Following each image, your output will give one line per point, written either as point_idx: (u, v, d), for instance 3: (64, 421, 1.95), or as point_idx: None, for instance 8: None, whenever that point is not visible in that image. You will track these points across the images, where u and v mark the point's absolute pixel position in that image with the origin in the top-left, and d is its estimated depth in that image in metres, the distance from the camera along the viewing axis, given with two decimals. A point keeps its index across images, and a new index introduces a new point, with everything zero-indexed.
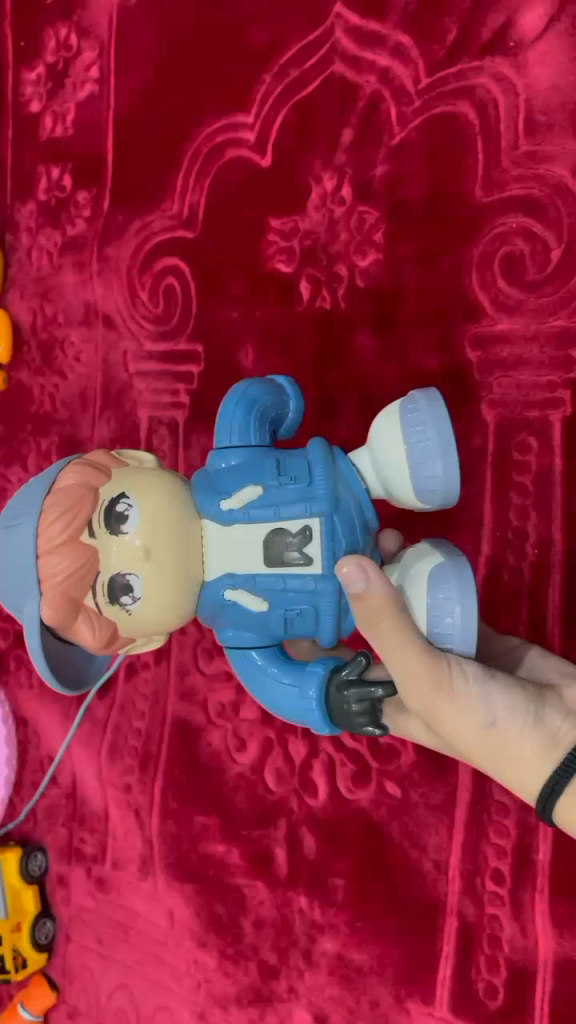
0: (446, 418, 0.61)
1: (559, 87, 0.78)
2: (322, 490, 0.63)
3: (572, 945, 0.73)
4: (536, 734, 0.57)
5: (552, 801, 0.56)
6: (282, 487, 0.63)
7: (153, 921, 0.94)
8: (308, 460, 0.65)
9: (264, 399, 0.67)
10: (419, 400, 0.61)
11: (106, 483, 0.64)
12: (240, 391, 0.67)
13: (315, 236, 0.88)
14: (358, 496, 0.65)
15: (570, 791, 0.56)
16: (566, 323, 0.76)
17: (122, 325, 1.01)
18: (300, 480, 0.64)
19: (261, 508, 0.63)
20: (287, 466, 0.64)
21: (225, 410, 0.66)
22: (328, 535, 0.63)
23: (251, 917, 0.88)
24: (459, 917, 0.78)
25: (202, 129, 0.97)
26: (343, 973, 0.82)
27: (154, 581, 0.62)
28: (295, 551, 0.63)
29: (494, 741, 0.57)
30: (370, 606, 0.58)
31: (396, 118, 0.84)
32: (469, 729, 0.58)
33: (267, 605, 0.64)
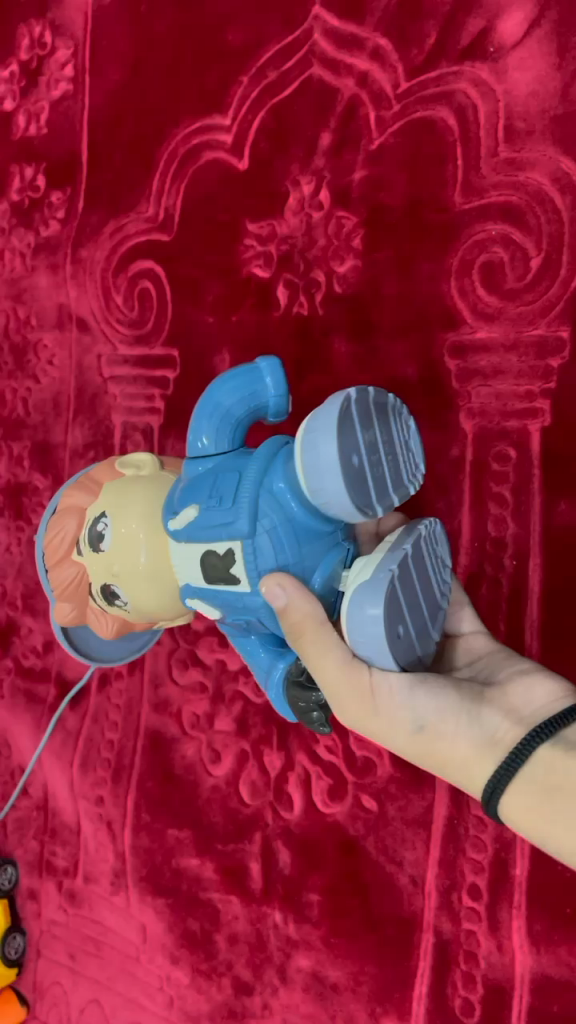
0: (341, 436, 0.53)
1: (538, 94, 0.77)
2: (241, 511, 0.57)
3: (549, 962, 0.72)
4: (471, 733, 0.54)
5: (495, 802, 0.52)
6: (211, 506, 0.59)
7: (126, 936, 0.92)
8: (241, 475, 0.59)
9: (225, 399, 0.62)
10: (322, 412, 0.55)
11: (94, 502, 0.65)
12: (210, 397, 0.62)
13: (292, 241, 0.87)
14: (296, 508, 0.59)
15: (513, 791, 0.51)
16: (545, 332, 0.75)
17: (97, 328, 0.99)
18: (226, 500, 0.58)
19: (195, 528, 0.59)
20: (218, 485, 0.60)
21: (196, 419, 0.63)
22: (251, 556, 0.57)
23: (225, 932, 0.86)
24: (436, 933, 0.77)
25: (179, 129, 0.95)
26: (318, 990, 0.81)
27: (135, 589, 0.62)
28: (223, 572, 0.59)
29: (428, 743, 0.54)
30: (293, 621, 0.56)
31: (374, 122, 0.83)
32: (400, 734, 0.55)
33: (221, 612, 0.62)
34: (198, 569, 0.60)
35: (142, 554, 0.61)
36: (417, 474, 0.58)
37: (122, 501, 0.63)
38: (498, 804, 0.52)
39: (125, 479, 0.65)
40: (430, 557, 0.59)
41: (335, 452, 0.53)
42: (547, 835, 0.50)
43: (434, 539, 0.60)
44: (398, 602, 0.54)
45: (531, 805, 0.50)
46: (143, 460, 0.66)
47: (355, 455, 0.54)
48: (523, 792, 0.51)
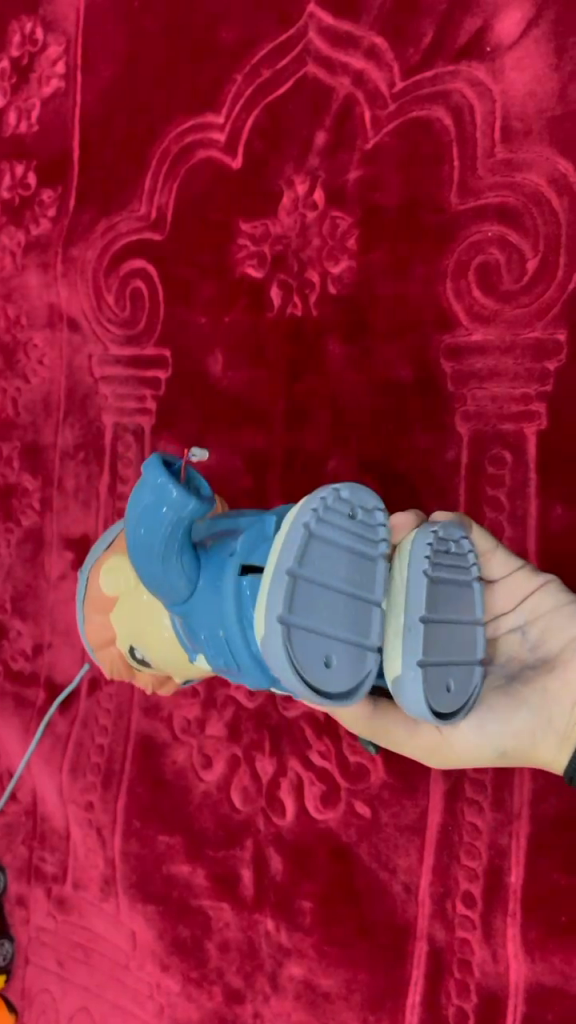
0: (302, 660, 0.47)
1: (536, 94, 0.76)
2: (252, 671, 0.55)
3: (544, 971, 0.71)
4: (543, 734, 0.58)
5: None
6: (223, 660, 0.57)
7: (115, 944, 0.91)
8: (223, 623, 0.54)
9: (153, 550, 0.54)
10: (273, 650, 0.47)
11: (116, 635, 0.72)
12: (137, 548, 0.55)
13: (286, 241, 0.86)
14: None
15: None
16: (542, 334, 0.74)
17: (88, 328, 0.98)
18: (230, 654, 0.55)
19: (223, 668, 0.58)
20: (210, 635, 0.56)
21: (142, 570, 0.56)
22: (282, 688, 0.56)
23: (216, 940, 0.85)
24: (429, 941, 0.76)
25: (172, 128, 0.94)
26: (310, 998, 0.80)
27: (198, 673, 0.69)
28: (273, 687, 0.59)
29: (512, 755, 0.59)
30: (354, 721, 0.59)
31: (370, 121, 0.82)
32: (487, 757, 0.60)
33: None
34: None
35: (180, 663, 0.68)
36: (379, 536, 0.52)
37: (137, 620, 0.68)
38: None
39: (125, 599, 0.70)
40: (441, 567, 0.53)
41: (309, 682, 0.47)
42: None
43: (445, 543, 0.54)
44: (435, 671, 0.51)
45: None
46: (126, 571, 0.70)
47: (326, 659, 0.48)
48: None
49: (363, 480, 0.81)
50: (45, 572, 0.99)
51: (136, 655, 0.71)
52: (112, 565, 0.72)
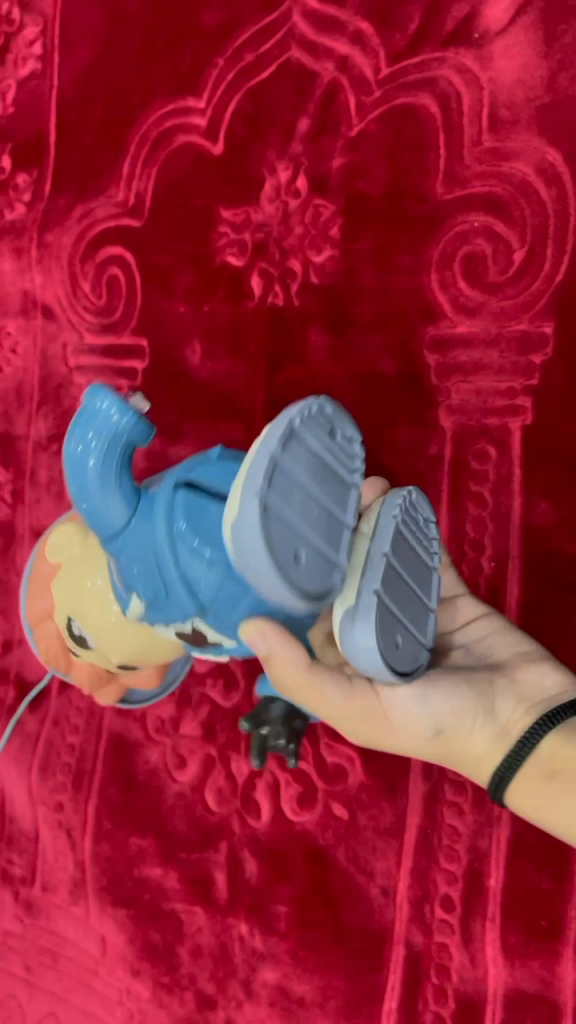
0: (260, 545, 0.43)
1: (525, 82, 0.75)
2: (188, 599, 0.52)
3: (524, 976, 0.70)
4: (484, 725, 0.54)
5: (504, 785, 0.53)
6: (158, 600, 0.53)
7: (84, 948, 0.89)
8: (161, 550, 0.52)
9: (90, 478, 0.52)
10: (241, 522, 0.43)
11: (58, 612, 0.67)
12: (72, 467, 0.52)
13: (267, 229, 0.84)
14: None
15: (524, 772, 0.53)
16: (528, 327, 0.72)
17: (62, 316, 0.95)
18: (168, 589, 0.52)
19: (155, 616, 0.55)
20: (144, 571, 0.53)
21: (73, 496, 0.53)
22: (221, 626, 0.53)
23: (188, 944, 0.83)
24: (406, 946, 0.74)
25: (150, 112, 0.92)
26: (284, 1004, 0.78)
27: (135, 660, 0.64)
28: (197, 639, 0.55)
29: (443, 752, 0.55)
30: (281, 668, 0.53)
31: (355, 108, 0.80)
32: (415, 746, 0.55)
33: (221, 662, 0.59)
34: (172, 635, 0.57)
35: (120, 644, 0.62)
36: (356, 464, 0.49)
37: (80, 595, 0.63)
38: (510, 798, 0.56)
39: (68, 568, 0.66)
40: (408, 531, 0.52)
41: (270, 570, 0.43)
42: (551, 818, 0.52)
43: (415, 511, 0.53)
44: (390, 617, 0.48)
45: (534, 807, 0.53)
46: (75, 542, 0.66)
47: (296, 556, 0.44)
48: (528, 782, 0.53)
49: None
50: (16, 568, 0.97)
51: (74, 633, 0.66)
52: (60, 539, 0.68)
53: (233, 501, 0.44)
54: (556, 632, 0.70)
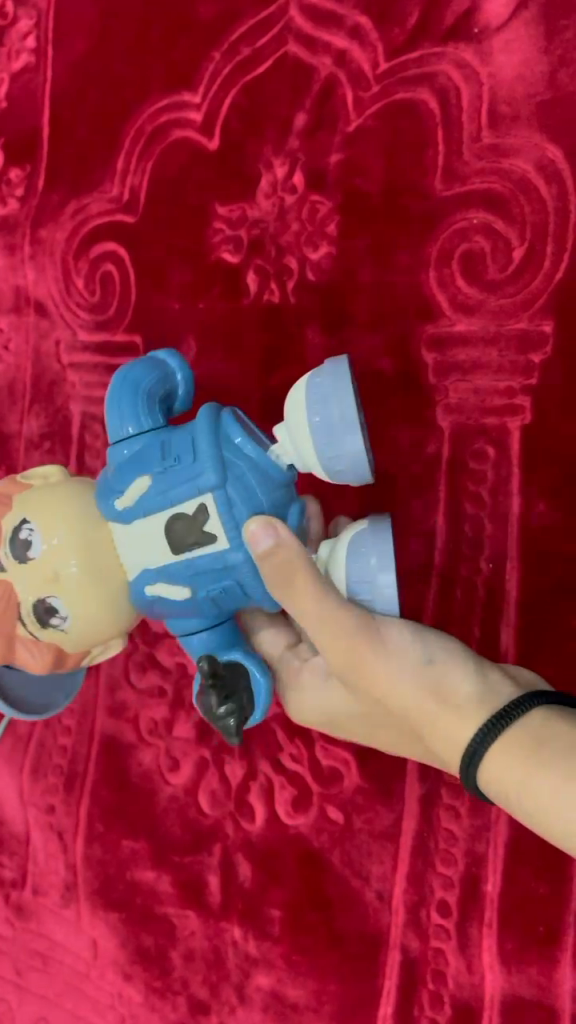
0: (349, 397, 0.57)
1: (525, 78, 0.74)
2: (208, 463, 0.58)
3: (521, 982, 0.69)
4: (473, 680, 0.55)
5: (481, 748, 0.50)
6: (169, 473, 0.59)
7: (75, 952, 0.88)
8: (193, 436, 0.60)
9: (139, 391, 0.63)
10: (325, 376, 0.58)
11: (7, 510, 0.62)
12: (123, 380, 0.63)
13: (264, 226, 0.83)
14: (255, 452, 0.60)
15: (502, 740, 0.50)
16: (527, 326, 0.72)
17: (55, 312, 0.94)
18: (184, 464, 0.59)
19: (155, 498, 0.59)
20: (164, 457, 0.60)
21: (112, 399, 0.62)
22: (224, 505, 0.58)
23: (181, 949, 0.82)
24: (402, 951, 0.73)
25: (145, 106, 0.91)
26: (278, 1010, 0.77)
27: (81, 593, 0.60)
28: (197, 533, 0.59)
29: (422, 703, 0.54)
30: (283, 563, 0.56)
31: (353, 103, 0.79)
32: (399, 688, 0.56)
33: (191, 589, 0.61)
34: (162, 541, 0.60)
35: (74, 570, 0.60)
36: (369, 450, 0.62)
37: (51, 508, 0.61)
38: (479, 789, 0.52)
39: (42, 489, 0.63)
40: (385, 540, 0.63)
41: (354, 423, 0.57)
42: (530, 795, 0.48)
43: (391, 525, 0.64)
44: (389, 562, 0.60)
45: (506, 786, 0.49)
46: (52, 471, 0.65)
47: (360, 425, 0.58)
48: (509, 758, 0.49)
49: None
50: None
51: (19, 544, 0.61)
52: (25, 472, 0.65)
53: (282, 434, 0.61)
54: (554, 634, 0.69)
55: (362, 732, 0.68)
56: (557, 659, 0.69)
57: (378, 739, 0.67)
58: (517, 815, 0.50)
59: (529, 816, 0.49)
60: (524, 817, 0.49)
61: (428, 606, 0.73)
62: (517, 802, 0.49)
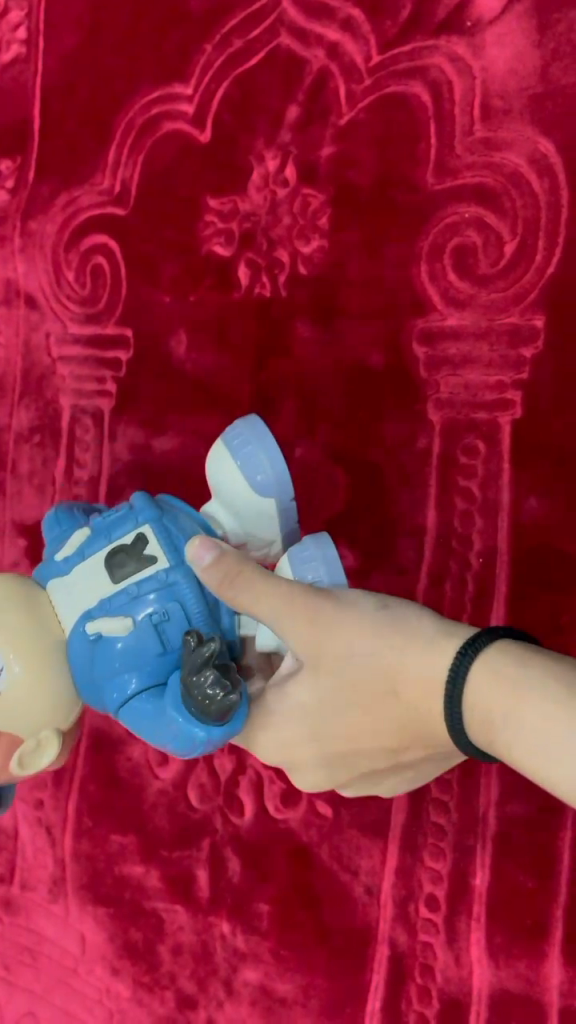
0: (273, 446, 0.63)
1: (517, 71, 0.73)
2: (145, 504, 0.63)
3: (509, 977, 0.69)
4: (431, 623, 0.56)
5: (464, 667, 0.52)
6: (108, 520, 0.64)
7: (63, 947, 0.88)
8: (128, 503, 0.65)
9: (75, 503, 0.69)
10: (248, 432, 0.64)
11: None
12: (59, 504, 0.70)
13: (255, 219, 0.83)
14: (188, 512, 0.66)
15: (480, 663, 0.51)
16: (518, 320, 0.71)
17: (46, 305, 0.94)
18: (123, 511, 0.64)
19: (94, 542, 0.63)
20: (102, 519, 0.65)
21: (49, 513, 0.68)
22: (164, 533, 0.62)
23: (169, 943, 0.82)
24: (390, 946, 0.73)
25: (137, 99, 0.90)
26: (266, 1005, 0.77)
27: (19, 638, 0.61)
28: (137, 560, 0.61)
29: (396, 658, 0.55)
30: (225, 563, 0.56)
31: (345, 96, 0.79)
32: (369, 653, 0.56)
33: (133, 618, 0.59)
34: (103, 579, 0.61)
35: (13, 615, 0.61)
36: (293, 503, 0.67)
37: None
38: (465, 724, 0.52)
39: None
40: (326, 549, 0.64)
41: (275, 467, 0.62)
42: (519, 714, 0.48)
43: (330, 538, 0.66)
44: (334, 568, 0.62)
45: (495, 715, 0.49)
46: None
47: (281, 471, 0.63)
48: (496, 685, 0.50)
49: (332, 470, 0.78)
50: None
51: None
52: None
53: (214, 502, 0.67)
54: (543, 629, 0.69)
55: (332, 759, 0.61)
56: None
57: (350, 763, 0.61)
58: (506, 752, 0.50)
59: (518, 749, 0.48)
60: (514, 753, 0.49)
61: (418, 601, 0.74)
62: (507, 730, 0.49)
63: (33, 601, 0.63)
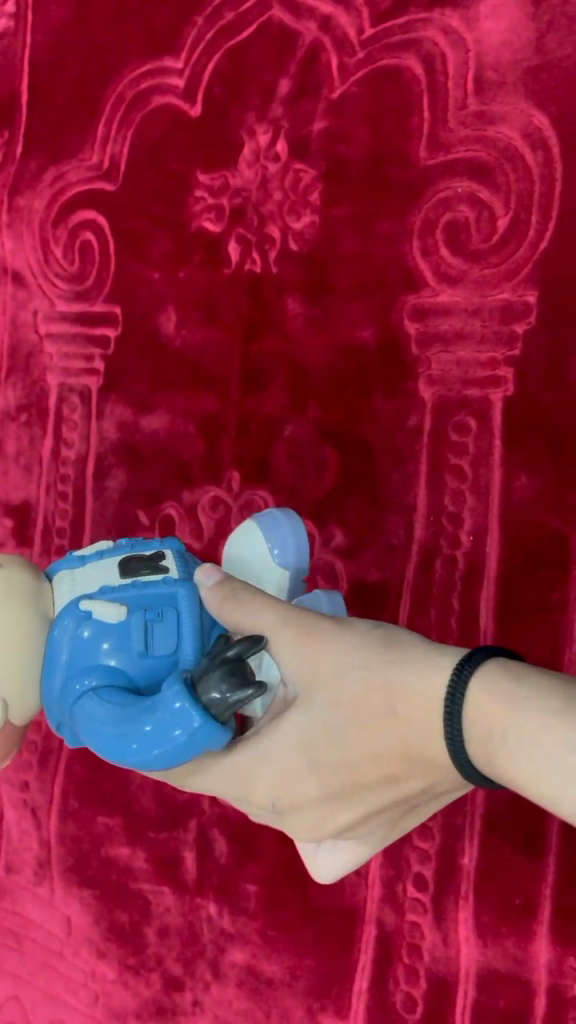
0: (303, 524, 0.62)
1: (512, 44, 0.72)
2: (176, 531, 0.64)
3: (496, 956, 0.68)
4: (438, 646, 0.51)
5: (464, 679, 0.46)
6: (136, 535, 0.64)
7: (49, 930, 0.87)
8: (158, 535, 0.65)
9: None
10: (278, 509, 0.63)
11: None
12: None
13: (246, 194, 0.82)
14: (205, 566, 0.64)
15: (482, 677, 0.46)
16: (511, 296, 0.71)
17: (33, 282, 0.93)
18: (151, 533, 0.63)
19: (114, 545, 0.62)
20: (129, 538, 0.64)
21: None
22: (182, 557, 0.61)
23: (156, 925, 0.82)
24: (378, 926, 0.73)
25: (126, 73, 0.89)
26: (252, 985, 0.77)
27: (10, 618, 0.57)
28: (148, 564, 0.59)
29: (390, 680, 0.49)
30: (228, 583, 0.56)
31: (337, 70, 0.78)
32: (361, 676, 0.50)
33: (127, 612, 0.57)
34: (109, 573, 0.59)
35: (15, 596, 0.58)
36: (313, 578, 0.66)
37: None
38: (463, 744, 0.46)
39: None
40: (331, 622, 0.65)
41: (300, 546, 0.62)
42: (518, 726, 0.43)
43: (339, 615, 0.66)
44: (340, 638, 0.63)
45: (494, 729, 0.44)
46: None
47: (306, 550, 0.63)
48: (495, 696, 0.45)
49: (321, 449, 0.77)
50: None
51: None
52: None
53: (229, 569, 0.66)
54: (533, 607, 0.68)
55: (323, 805, 0.53)
56: (535, 632, 0.68)
57: (343, 810, 0.53)
58: (504, 771, 0.44)
59: (517, 765, 0.43)
60: (513, 771, 0.44)
61: (408, 578, 0.73)
62: (508, 746, 0.44)
63: (35, 591, 0.59)
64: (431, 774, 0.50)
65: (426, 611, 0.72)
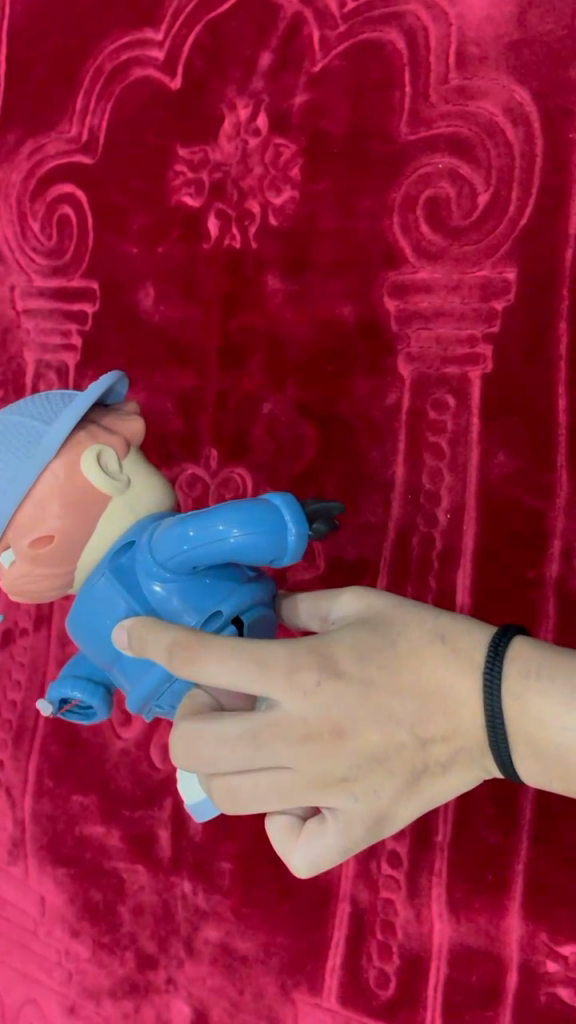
0: None
1: (494, 18, 0.72)
2: None
3: (469, 932, 0.68)
4: None
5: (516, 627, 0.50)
6: None
7: (23, 908, 0.87)
8: None
9: None
10: None
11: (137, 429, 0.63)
12: None
13: (226, 169, 0.81)
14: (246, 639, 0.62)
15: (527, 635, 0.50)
16: (491, 273, 0.70)
17: (11, 257, 0.92)
18: None
19: None
20: None
21: None
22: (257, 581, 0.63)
23: (130, 903, 0.81)
24: (352, 902, 0.73)
25: (106, 45, 0.88)
26: (226, 962, 0.77)
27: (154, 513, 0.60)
28: None
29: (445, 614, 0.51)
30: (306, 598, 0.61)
31: (318, 43, 0.77)
32: (417, 611, 0.52)
33: None
34: None
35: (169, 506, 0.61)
36: None
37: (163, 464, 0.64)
38: (499, 679, 0.48)
39: None
40: None
41: None
42: (548, 668, 0.48)
43: None
44: None
45: (529, 669, 0.48)
46: None
47: None
48: (531, 647, 0.49)
49: (300, 426, 0.77)
50: None
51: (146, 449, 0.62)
52: None
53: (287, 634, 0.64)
54: (511, 583, 0.68)
55: (350, 723, 0.48)
56: (510, 610, 0.67)
57: (364, 738, 0.48)
58: (534, 709, 0.47)
59: (551, 698, 0.47)
60: (546, 706, 0.47)
61: (384, 557, 0.73)
62: (544, 677, 0.47)
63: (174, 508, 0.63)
64: (457, 711, 0.48)
65: (402, 589, 0.72)
